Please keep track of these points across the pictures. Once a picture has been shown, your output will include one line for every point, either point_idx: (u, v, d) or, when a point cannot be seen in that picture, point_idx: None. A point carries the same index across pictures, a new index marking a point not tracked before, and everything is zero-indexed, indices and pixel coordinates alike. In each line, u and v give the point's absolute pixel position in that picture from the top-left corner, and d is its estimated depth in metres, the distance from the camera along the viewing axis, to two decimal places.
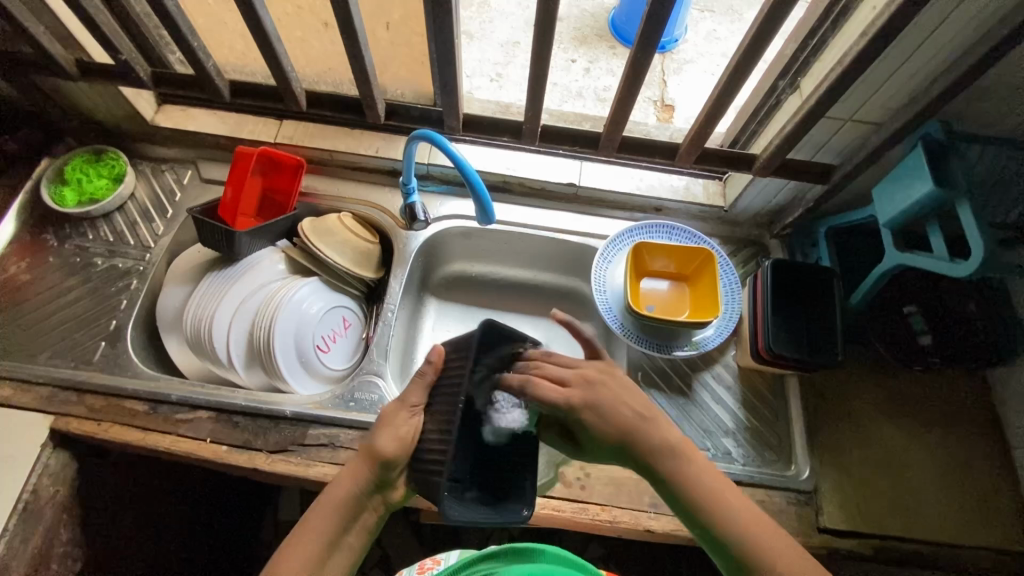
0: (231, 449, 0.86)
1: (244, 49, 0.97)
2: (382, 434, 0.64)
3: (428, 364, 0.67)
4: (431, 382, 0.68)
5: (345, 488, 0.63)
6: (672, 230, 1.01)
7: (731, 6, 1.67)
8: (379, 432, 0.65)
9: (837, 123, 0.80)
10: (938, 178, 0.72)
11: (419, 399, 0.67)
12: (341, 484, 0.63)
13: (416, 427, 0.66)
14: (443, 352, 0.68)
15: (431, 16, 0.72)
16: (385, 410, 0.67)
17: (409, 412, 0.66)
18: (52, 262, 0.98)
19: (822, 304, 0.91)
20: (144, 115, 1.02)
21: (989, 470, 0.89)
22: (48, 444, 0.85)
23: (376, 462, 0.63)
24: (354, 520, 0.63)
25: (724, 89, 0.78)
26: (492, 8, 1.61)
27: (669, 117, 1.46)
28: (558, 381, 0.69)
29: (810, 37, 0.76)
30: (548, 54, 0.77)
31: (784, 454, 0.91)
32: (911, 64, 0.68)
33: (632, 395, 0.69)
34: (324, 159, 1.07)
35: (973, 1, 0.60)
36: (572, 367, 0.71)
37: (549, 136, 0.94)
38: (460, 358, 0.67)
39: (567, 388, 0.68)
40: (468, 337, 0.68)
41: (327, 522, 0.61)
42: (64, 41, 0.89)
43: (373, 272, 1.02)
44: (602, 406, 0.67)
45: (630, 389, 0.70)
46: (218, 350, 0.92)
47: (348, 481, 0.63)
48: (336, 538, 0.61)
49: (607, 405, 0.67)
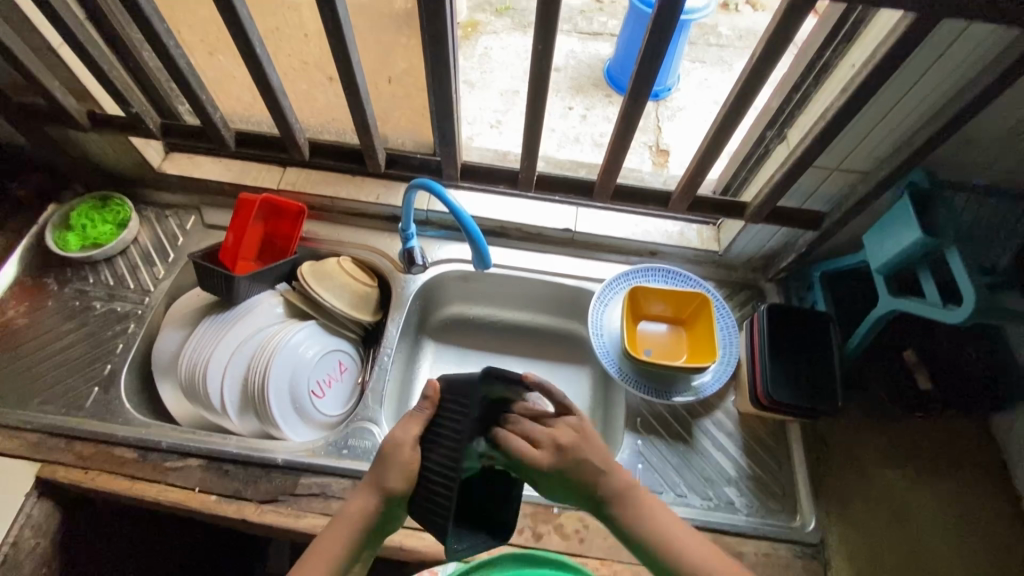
0: (220, 498, 0.84)
1: (251, 101, 1.02)
2: (389, 462, 0.61)
3: (424, 399, 0.64)
4: (428, 419, 0.64)
5: (352, 522, 0.61)
6: (668, 274, 1.02)
7: (722, 57, 1.74)
8: (387, 467, 0.60)
9: (825, 171, 0.82)
10: (925, 226, 0.73)
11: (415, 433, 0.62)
12: (348, 519, 0.61)
13: (416, 459, 0.61)
14: (436, 386, 0.65)
15: (432, 74, 0.76)
16: (387, 443, 0.62)
17: (411, 446, 0.61)
18: (51, 306, 0.99)
19: (822, 348, 0.90)
20: (151, 162, 1.05)
21: (1000, 521, 0.86)
22: (33, 493, 0.83)
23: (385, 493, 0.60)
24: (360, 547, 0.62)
25: (712, 143, 0.80)
26: (492, 59, 1.68)
27: (664, 161, 1.50)
28: (539, 443, 0.63)
29: (794, 91, 0.78)
30: (542, 108, 0.80)
31: (789, 504, 0.88)
32: (892, 117, 0.71)
33: (595, 448, 0.63)
34: (325, 205, 1.09)
35: (946, 59, 0.63)
36: (548, 427, 0.65)
37: (544, 183, 0.96)
38: (455, 402, 0.62)
39: (539, 449, 0.62)
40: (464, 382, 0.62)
41: (332, 556, 0.60)
42: (79, 95, 0.92)
43: (371, 316, 1.02)
44: (572, 463, 0.62)
45: (599, 444, 0.64)
46: (212, 396, 0.91)
47: (355, 515, 0.61)
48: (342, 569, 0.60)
49: (571, 467, 0.62)
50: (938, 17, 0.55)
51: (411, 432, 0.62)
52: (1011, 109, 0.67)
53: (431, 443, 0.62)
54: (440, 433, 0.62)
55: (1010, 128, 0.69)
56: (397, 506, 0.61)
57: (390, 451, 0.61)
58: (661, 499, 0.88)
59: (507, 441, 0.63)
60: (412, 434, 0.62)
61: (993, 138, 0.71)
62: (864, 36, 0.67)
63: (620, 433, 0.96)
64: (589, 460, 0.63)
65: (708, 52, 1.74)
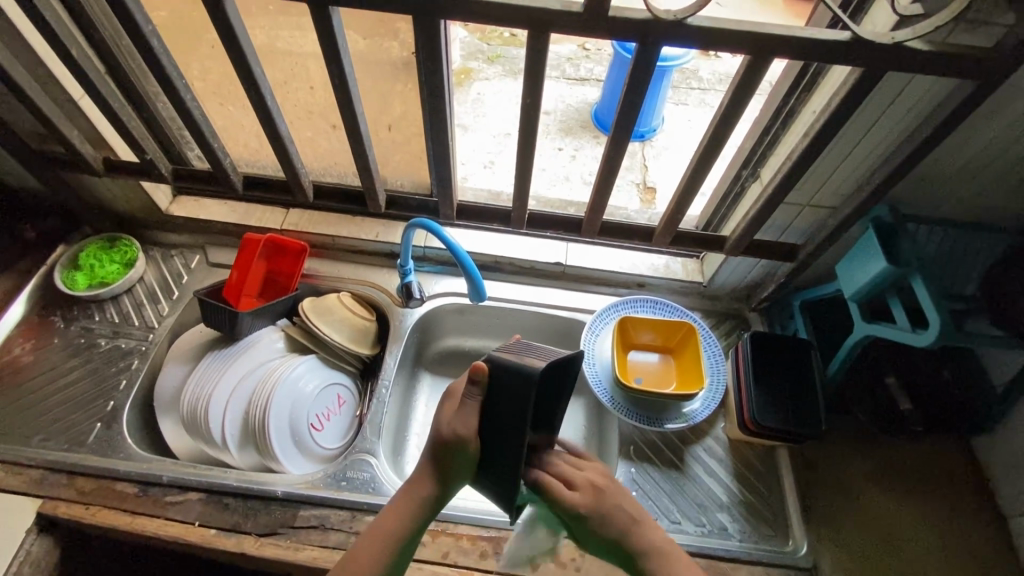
0: (219, 532, 0.85)
1: (258, 146, 1.09)
2: (451, 452, 0.64)
3: (474, 385, 0.63)
4: (480, 405, 0.64)
5: (409, 499, 0.65)
6: (655, 304, 1.06)
7: (703, 99, 1.84)
8: (448, 454, 0.64)
9: (797, 207, 0.88)
10: (891, 257, 0.78)
11: (470, 431, 0.63)
12: (408, 496, 0.65)
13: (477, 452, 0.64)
14: (484, 369, 0.63)
15: (431, 123, 0.81)
16: (454, 443, 0.63)
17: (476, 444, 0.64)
18: (56, 343, 1.02)
19: (805, 375, 0.94)
20: (160, 205, 1.10)
21: (985, 541, 0.90)
22: (33, 529, 0.85)
23: (440, 478, 0.65)
24: (415, 525, 0.65)
25: (688, 184, 0.86)
26: (485, 104, 1.78)
27: (651, 198, 1.57)
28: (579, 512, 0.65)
29: (764, 135, 0.85)
30: (532, 153, 0.85)
31: (782, 529, 0.90)
32: (854, 157, 0.77)
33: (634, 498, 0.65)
34: (326, 243, 1.14)
35: (898, 106, 0.69)
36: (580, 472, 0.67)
37: (536, 221, 1.01)
38: (512, 396, 0.62)
39: (575, 492, 0.64)
40: (517, 375, 0.61)
41: (389, 533, 0.64)
42: (95, 143, 0.98)
43: (369, 349, 1.05)
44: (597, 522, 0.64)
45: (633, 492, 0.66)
46: (213, 430, 0.93)
47: (412, 494, 0.65)
48: (399, 547, 0.64)
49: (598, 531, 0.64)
50: (883, 71, 0.62)
51: (474, 425, 0.63)
52: (957, 152, 0.74)
53: (488, 434, 0.64)
54: (493, 419, 0.63)
55: (959, 167, 0.76)
56: (454, 485, 0.66)
57: (454, 447, 0.63)
58: None
59: (543, 480, 0.65)
60: (474, 428, 0.63)
61: (946, 174, 0.77)
62: (822, 85, 0.74)
63: (614, 462, 0.98)
64: (623, 511, 0.63)
65: (689, 95, 1.85)
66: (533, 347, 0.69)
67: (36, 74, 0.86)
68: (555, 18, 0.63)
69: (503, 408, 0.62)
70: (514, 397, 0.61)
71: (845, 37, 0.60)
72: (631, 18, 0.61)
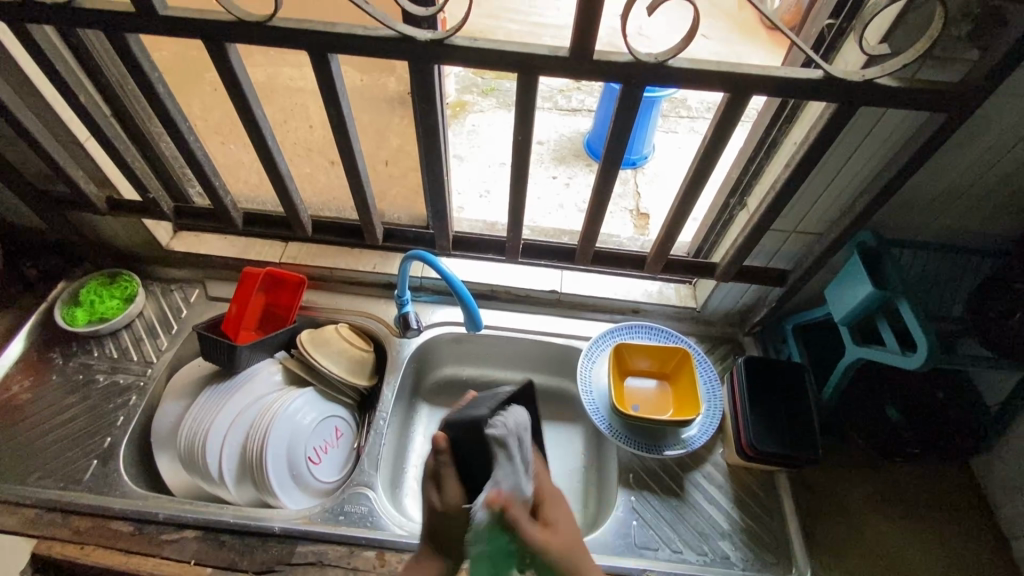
0: (215, 570, 0.84)
1: (258, 181, 1.13)
2: (446, 524, 0.64)
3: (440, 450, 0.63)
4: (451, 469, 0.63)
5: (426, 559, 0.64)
6: (650, 330, 1.07)
7: (692, 127, 1.89)
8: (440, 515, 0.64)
9: (784, 234, 0.91)
10: (877, 281, 0.80)
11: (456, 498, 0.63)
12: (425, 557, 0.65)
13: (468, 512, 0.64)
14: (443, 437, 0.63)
15: (427, 160, 0.84)
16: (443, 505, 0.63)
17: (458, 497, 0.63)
18: (54, 380, 1.02)
19: (800, 398, 0.94)
20: (161, 241, 1.12)
21: (986, 564, 0.90)
22: (26, 571, 0.84)
23: (443, 548, 0.65)
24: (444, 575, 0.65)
25: (677, 214, 0.88)
26: (480, 136, 1.82)
27: (645, 225, 1.60)
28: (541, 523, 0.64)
29: (749, 163, 0.88)
30: (525, 186, 0.87)
31: (784, 556, 0.89)
32: (835, 185, 0.80)
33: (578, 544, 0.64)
34: (324, 275, 1.15)
35: (875, 136, 0.72)
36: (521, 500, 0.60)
37: (530, 250, 1.03)
38: (476, 452, 0.62)
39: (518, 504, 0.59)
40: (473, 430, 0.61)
41: None
42: (100, 183, 1.00)
43: (367, 380, 1.05)
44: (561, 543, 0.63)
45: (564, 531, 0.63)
46: (210, 465, 0.92)
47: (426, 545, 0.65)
48: None
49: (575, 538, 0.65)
50: (857, 106, 0.65)
51: (456, 491, 0.63)
52: (936, 178, 0.76)
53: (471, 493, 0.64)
54: (469, 479, 0.63)
55: (937, 193, 0.78)
56: (463, 547, 0.66)
57: (445, 515, 0.63)
58: (658, 556, 0.88)
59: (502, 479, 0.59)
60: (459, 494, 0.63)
61: (925, 201, 0.80)
62: (803, 117, 0.77)
63: (613, 490, 0.97)
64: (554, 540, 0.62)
65: (679, 124, 1.89)
66: (489, 394, 0.69)
67: (44, 118, 0.89)
68: (542, 62, 0.66)
69: (474, 469, 0.62)
70: (481, 456, 0.61)
71: (817, 76, 0.63)
72: (616, 61, 0.65)
